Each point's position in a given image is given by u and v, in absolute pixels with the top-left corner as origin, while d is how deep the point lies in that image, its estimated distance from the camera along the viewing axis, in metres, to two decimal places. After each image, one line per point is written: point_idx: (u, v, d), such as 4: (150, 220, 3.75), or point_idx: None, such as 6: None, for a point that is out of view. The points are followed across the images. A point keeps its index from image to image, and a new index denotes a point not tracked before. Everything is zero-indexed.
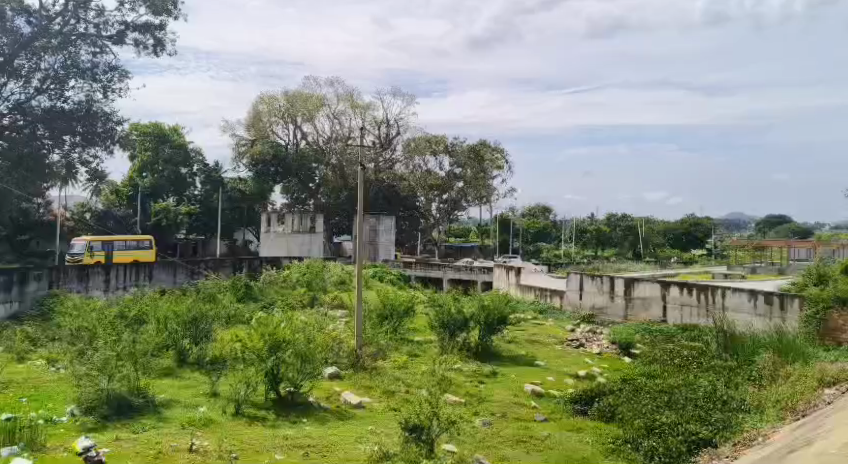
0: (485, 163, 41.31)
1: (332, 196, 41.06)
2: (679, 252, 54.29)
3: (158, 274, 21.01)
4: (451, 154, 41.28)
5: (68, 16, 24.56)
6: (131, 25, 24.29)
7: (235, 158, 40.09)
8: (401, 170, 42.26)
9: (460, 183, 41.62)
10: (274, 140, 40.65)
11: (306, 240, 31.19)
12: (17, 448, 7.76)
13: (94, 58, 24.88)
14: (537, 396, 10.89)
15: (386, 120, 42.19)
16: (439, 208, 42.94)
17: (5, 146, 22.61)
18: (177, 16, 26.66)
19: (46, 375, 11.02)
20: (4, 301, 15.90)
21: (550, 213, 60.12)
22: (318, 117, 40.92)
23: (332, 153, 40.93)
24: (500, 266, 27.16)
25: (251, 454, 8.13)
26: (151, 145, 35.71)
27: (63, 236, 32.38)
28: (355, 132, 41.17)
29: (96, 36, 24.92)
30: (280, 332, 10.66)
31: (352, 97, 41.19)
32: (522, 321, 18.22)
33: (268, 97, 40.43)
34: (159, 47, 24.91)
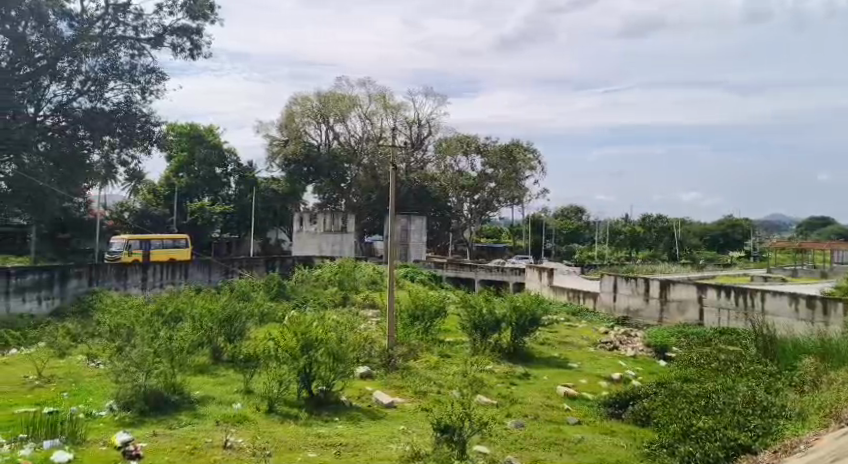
0: (518, 163, 40.83)
1: (363, 196, 41.88)
2: (716, 254, 53.27)
3: (194, 273, 21.42)
4: (483, 154, 41.10)
5: (108, 19, 25.14)
6: (169, 28, 24.81)
7: (268, 158, 40.46)
8: (433, 170, 42.24)
9: (491, 183, 41.44)
10: (306, 139, 41.01)
11: (338, 240, 31.44)
12: (59, 441, 8.00)
13: (133, 60, 25.44)
14: (570, 398, 10.80)
15: (418, 120, 42.27)
16: (470, 209, 43.04)
17: (47, 146, 23.16)
18: (214, 20, 27.12)
19: (86, 370, 11.28)
20: (47, 298, 16.39)
21: (584, 214, 59.68)
22: (350, 118, 41.17)
23: (364, 153, 41.51)
24: (532, 267, 27.04)
25: (285, 452, 8.18)
26: (187, 146, 36.54)
27: (102, 235, 33.16)
28: (387, 132, 41.32)
29: (135, 39, 25.50)
30: (313, 331, 10.78)
31: (384, 97, 41.35)
32: (555, 323, 18.11)
33: (301, 97, 40.73)
34: (196, 50, 25.32)
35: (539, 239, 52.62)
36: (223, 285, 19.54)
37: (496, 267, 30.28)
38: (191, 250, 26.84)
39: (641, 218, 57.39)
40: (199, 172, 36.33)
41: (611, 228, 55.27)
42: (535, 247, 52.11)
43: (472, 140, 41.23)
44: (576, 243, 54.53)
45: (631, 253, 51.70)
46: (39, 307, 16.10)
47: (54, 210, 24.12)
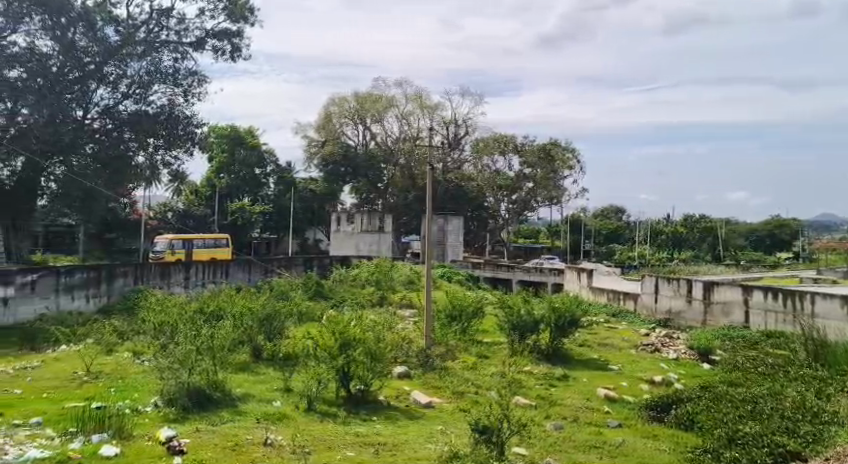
0: (556, 163, 40.52)
1: (400, 196, 41.32)
2: (763, 255, 51.89)
3: (234, 272, 21.80)
4: (520, 154, 40.82)
5: (152, 24, 25.80)
6: (210, 31, 25.30)
7: (306, 159, 41.05)
8: (469, 170, 42.05)
9: (529, 183, 41.12)
10: (344, 140, 41.36)
11: (375, 240, 31.68)
12: (107, 435, 8.22)
13: (176, 64, 26.01)
14: (611, 401, 10.65)
15: (455, 119, 42.22)
16: (508, 209, 42.86)
17: (95, 148, 23.83)
18: (254, 22, 27.54)
19: (132, 367, 11.56)
20: (94, 296, 16.84)
21: (624, 214, 59.40)
22: (387, 118, 41.33)
23: (400, 153, 41.05)
24: (570, 268, 26.71)
25: (324, 451, 8.24)
26: (227, 148, 36.98)
27: (146, 234, 34.05)
28: (423, 132, 41.31)
29: (178, 43, 26.08)
30: (351, 331, 10.89)
31: (420, 98, 41.37)
32: (595, 324, 17.91)
33: (338, 98, 40.88)
34: (236, 53, 25.75)
35: (577, 239, 52.02)
36: (263, 284, 19.83)
37: (534, 268, 30.00)
38: (231, 249, 27.35)
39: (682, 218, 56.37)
40: (240, 172, 37.06)
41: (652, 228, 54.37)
42: (574, 248, 51.59)
43: (509, 140, 40.97)
44: (615, 243, 53.81)
45: (672, 253, 50.62)
46: (87, 305, 16.57)
47: (100, 210, 24.80)
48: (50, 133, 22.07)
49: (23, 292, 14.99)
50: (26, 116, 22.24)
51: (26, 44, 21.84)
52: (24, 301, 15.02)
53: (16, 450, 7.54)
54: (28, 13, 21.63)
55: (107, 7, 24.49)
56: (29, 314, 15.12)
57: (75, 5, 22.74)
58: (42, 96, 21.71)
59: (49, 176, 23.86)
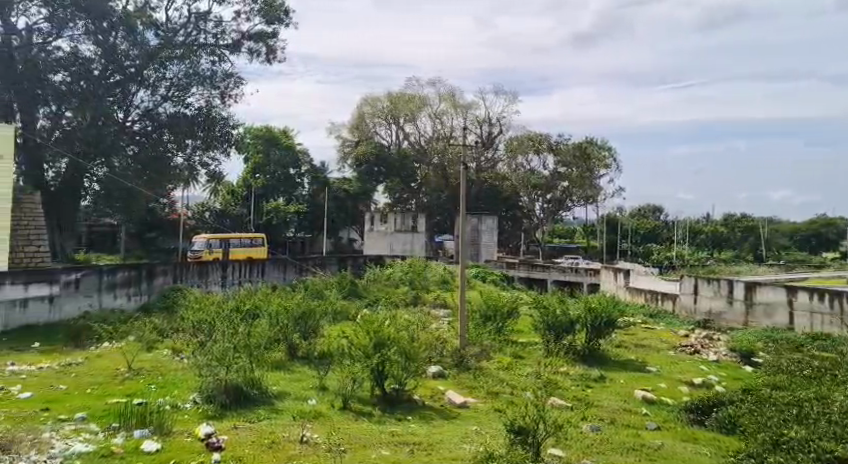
0: (591, 162, 40.07)
1: (433, 196, 41.41)
2: (808, 255, 50.54)
3: (270, 271, 22.08)
4: (555, 152, 40.39)
5: (190, 27, 26.32)
6: (246, 34, 25.63)
7: (340, 159, 41.31)
8: (503, 170, 41.74)
9: (564, 182, 40.74)
10: (377, 140, 41.59)
11: (409, 239, 31.93)
12: (148, 431, 8.39)
13: (213, 66, 26.46)
14: (648, 403, 10.51)
15: (488, 119, 41.95)
16: (542, 209, 42.66)
17: (135, 150, 24.52)
18: (289, 24, 27.82)
19: (172, 364, 11.81)
20: (135, 294, 17.23)
21: (661, 213, 58.95)
22: (420, 118, 41.35)
23: (434, 152, 41.00)
24: (607, 268, 26.37)
25: (359, 449, 8.28)
26: (262, 149, 37.43)
27: (184, 234, 34.73)
28: (457, 132, 41.11)
29: (215, 45, 26.53)
30: (385, 331, 10.94)
31: (453, 97, 41.29)
32: (632, 325, 17.69)
33: (371, 98, 41.22)
34: (271, 54, 26.07)
35: (613, 239, 51.28)
36: (299, 283, 20.07)
37: (569, 268, 29.67)
38: (267, 248, 27.75)
39: (722, 218, 55.37)
40: (274, 173, 37.49)
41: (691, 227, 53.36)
42: (609, 248, 50.85)
43: (543, 139, 40.66)
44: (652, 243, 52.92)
45: (711, 253, 49.57)
46: (128, 303, 16.93)
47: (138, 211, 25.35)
48: (93, 135, 22.61)
49: (68, 290, 15.37)
50: (69, 119, 22.97)
51: (70, 49, 22.58)
52: (69, 299, 15.43)
53: (62, 444, 7.73)
54: (72, 19, 22.52)
55: (147, 11, 25.00)
56: (74, 312, 15.54)
57: (117, 11, 23.34)
58: (84, 99, 22.56)
59: (92, 177, 24.47)
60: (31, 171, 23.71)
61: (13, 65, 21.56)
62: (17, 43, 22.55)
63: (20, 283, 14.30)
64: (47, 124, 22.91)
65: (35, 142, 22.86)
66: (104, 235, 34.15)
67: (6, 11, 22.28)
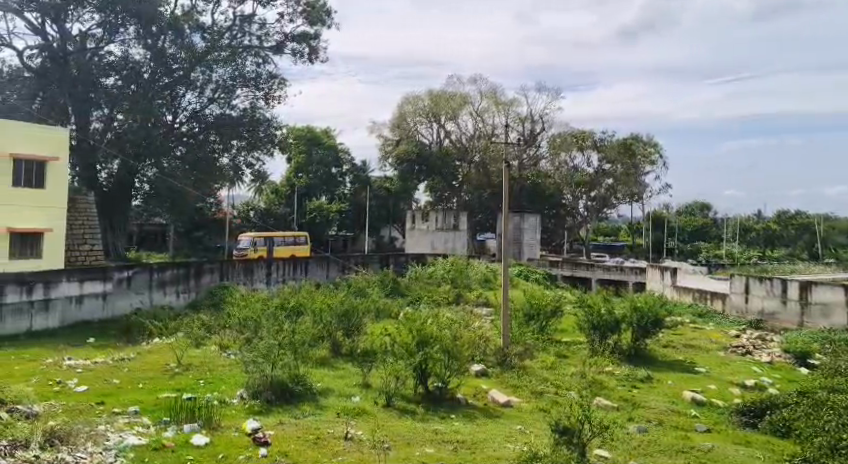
0: (637, 158, 39.69)
1: (475, 194, 41.12)
2: None
3: (313, 269, 22.38)
4: (598, 149, 39.89)
5: (235, 30, 26.93)
6: (289, 35, 25.97)
7: (381, 158, 41.35)
8: (546, 167, 41.57)
9: (608, 180, 40.14)
10: (418, 139, 41.17)
11: (450, 237, 31.90)
12: (198, 425, 8.58)
13: (258, 68, 26.90)
14: (697, 404, 10.28)
15: (530, 116, 41.28)
16: (586, 207, 42.01)
17: (183, 151, 25.02)
18: (330, 25, 28.11)
19: (220, 360, 12.05)
20: (184, 292, 17.65)
21: (709, 210, 57.91)
22: (462, 116, 40.86)
23: (475, 151, 40.65)
24: (653, 266, 25.87)
25: (403, 447, 8.30)
26: (304, 148, 38.09)
27: (230, 232, 35.53)
28: (499, 129, 40.65)
29: (259, 48, 27.02)
30: (427, 329, 11.00)
31: (495, 95, 40.52)
32: (679, 325, 17.31)
33: (412, 97, 40.84)
34: (314, 55, 26.34)
35: (660, 238, 48.93)
36: (342, 281, 20.29)
37: (614, 266, 28.95)
38: (309, 246, 28.06)
39: (775, 215, 53.70)
40: (316, 172, 37.93)
41: (740, 225, 51.77)
42: (656, 247, 48.27)
43: (586, 136, 40.06)
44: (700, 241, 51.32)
45: (761, 252, 47.94)
46: (176, 300, 17.36)
47: (184, 210, 25.92)
48: (142, 137, 23.10)
49: (120, 287, 15.85)
50: (120, 121, 23.64)
51: (122, 53, 23.31)
52: (121, 296, 15.91)
53: (117, 436, 7.95)
54: (123, 24, 23.37)
55: (194, 15, 25.60)
56: (126, 308, 16.01)
57: (165, 15, 23.98)
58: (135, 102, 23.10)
59: (142, 177, 25.18)
60: (85, 171, 24.51)
61: (68, 70, 22.55)
62: (72, 48, 23.42)
63: (75, 281, 14.78)
64: (100, 126, 23.97)
65: (88, 144, 23.63)
66: (153, 234, 35.26)
67: (61, 18, 23.16)
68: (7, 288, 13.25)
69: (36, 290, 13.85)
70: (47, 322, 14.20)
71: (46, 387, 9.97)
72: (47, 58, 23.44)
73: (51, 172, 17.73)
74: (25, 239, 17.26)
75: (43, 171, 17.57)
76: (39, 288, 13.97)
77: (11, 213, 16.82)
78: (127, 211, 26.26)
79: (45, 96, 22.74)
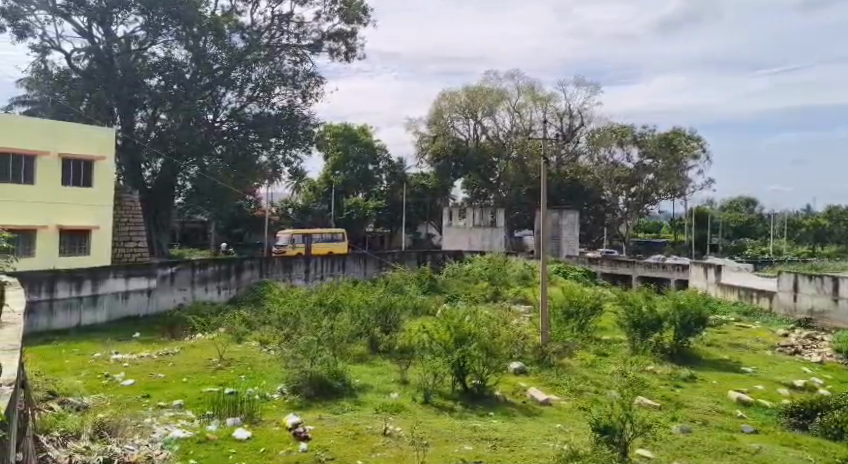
0: (680, 153, 39.54)
1: (512, 191, 39.76)
2: None
3: (350, 266, 22.61)
4: (639, 144, 39.72)
5: (274, 29, 27.29)
6: (326, 34, 26.15)
7: (418, 154, 41.38)
8: (585, 163, 41.00)
9: (649, 175, 40.03)
10: (455, 135, 40.95)
11: (487, 235, 31.67)
12: (240, 419, 8.72)
13: (295, 66, 27.20)
14: (744, 404, 10.03)
15: (570, 111, 40.61)
16: (627, 203, 41.47)
17: (223, 149, 25.42)
18: (367, 23, 28.23)
19: (261, 356, 12.26)
20: (225, 288, 18.02)
21: (755, 206, 56.66)
22: (499, 112, 40.37)
23: (513, 147, 40.00)
24: (697, 264, 25.30)
25: (442, 444, 8.29)
26: (342, 146, 38.48)
27: (269, 229, 36.16)
28: (537, 125, 40.18)
29: (296, 47, 27.34)
30: (464, 326, 10.95)
31: (532, 90, 40.09)
32: (725, 324, 16.94)
33: (449, 93, 40.49)
34: (350, 52, 26.50)
35: (703, 234, 47.28)
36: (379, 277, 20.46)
37: (656, 263, 28.38)
38: (347, 243, 28.28)
39: (826, 209, 52.04)
40: (354, 169, 38.28)
41: (787, 222, 50.26)
42: (699, 244, 46.90)
43: (626, 132, 39.99)
44: (745, 238, 49.97)
45: (809, 248, 46.40)
46: (218, 296, 17.75)
47: (223, 207, 26.39)
48: (186, 136, 23.82)
49: (163, 283, 16.23)
50: (164, 121, 24.36)
51: (164, 54, 23.85)
52: (165, 292, 16.28)
53: (162, 429, 8.13)
54: (166, 26, 23.88)
55: (233, 16, 26.02)
56: (170, 304, 16.40)
57: (206, 17, 24.40)
58: (177, 102, 23.60)
59: (184, 176, 25.73)
60: (130, 171, 25.18)
61: (114, 72, 23.16)
62: (117, 50, 24.05)
63: (122, 277, 15.17)
64: (144, 125, 24.59)
65: (133, 144, 24.35)
66: (196, 230, 36.06)
67: (107, 21, 23.78)
68: (58, 284, 13.60)
69: (84, 286, 14.24)
70: (96, 317, 14.60)
71: (95, 380, 10.27)
72: (93, 60, 24.11)
73: (98, 171, 18.23)
74: (73, 238, 17.83)
75: (90, 170, 18.07)
76: (87, 284, 14.35)
77: (61, 212, 17.36)
78: (170, 209, 26.88)
79: (92, 97, 23.38)
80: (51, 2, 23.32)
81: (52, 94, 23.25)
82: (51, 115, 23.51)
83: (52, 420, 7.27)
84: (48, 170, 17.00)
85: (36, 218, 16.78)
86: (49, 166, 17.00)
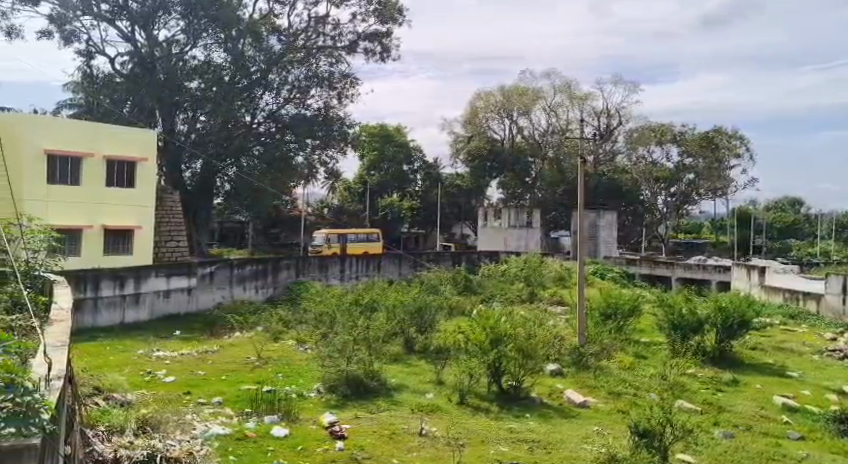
0: (720, 151, 38.66)
1: (549, 191, 39.25)
2: None
3: (385, 265, 22.74)
4: (679, 143, 39.03)
5: (311, 31, 27.58)
6: (362, 34, 26.30)
7: (453, 154, 41.26)
8: (623, 163, 40.46)
9: (689, 175, 39.32)
10: (490, 135, 40.69)
11: (522, 235, 31.58)
12: (277, 417, 8.83)
13: (331, 68, 27.43)
14: (790, 410, 9.77)
15: (607, 110, 39.94)
16: (665, 203, 40.80)
17: (259, 150, 25.75)
18: (402, 23, 28.27)
19: (298, 355, 12.42)
20: (262, 287, 18.37)
21: (801, 206, 55.08)
22: (535, 111, 39.99)
23: (549, 146, 39.66)
24: (740, 265, 24.75)
25: (478, 444, 8.26)
26: (377, 146, 38.80)
27: (305, 229, 36.55)
28: (574, 124, 39.61)
29: (332, 48, 27.59)
30: (501, 327, 10.87)
31: (569, 88, 39.68)
32: (771, 327, 16.53)
33: (484, 93, 40.41)
34: (385, 53, 26.60)
35: (746, 235, 46.13)
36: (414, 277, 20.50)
37: (696, 265, 27.85)
38: (381, 243, 28.36)
39: None
40: (388, 169, 38.62)
41: (835, 222, 48.72)
42: (741, 246, 45.73)
43: (665, 130, 39.32)
44: (790, 239, 48.59)
45: None
46: (256, 295, 18.10)
47: (259, 207, 26.77)
48: (225, 137, 24.76)
49: (203, 282, 16.56)
50: (203, 123, 24.77)
51: (204, 57, 24.26)
52: (204, 291, 16.60)
53: (203, 426, 8.28)
54: (205, 30, 24.31)
55: (271, 18, 26.41)
56: (209, 302, 16.73)
57: (244, 20, 24.80)
58: (217, 104, 24.04)
59: (223, 177, 26.21)
60: (171, 172, 25.71)
61: (156, 75, 23.65)
62: (159, 54, 24.57)
63: (163, 276, 15.49)
64: (184, 127, 25.08)
65: (174, 145, 24.88)
66: (233, 230, 36.67)
67: (150, 25, 24.28)
68: (102, 282, 13.93)
69: (127, 284, 14.56)
70: (138, 315, 14.93)
71: (138, 376, 10.51)
72: (136, 63, 24.67)
73: (141, 172, 18.66)
74: (117, 238, 18.31)
75: (134, 172, 18.50)
76: (130, 283, 14.69)
77: (106, 213, 17.83)
78: (208, 209, 27.35)
79: (136, 100, 23.97)
80: (96, 8, 23.92)
81: (97, 98, 23.90)
82: (96, 118, 24.21)
83: (98, 415, 7.46)
84: (94, 171, 17.46)
85: (82, 218, 17.26)
86: (94, 167, 17.46)
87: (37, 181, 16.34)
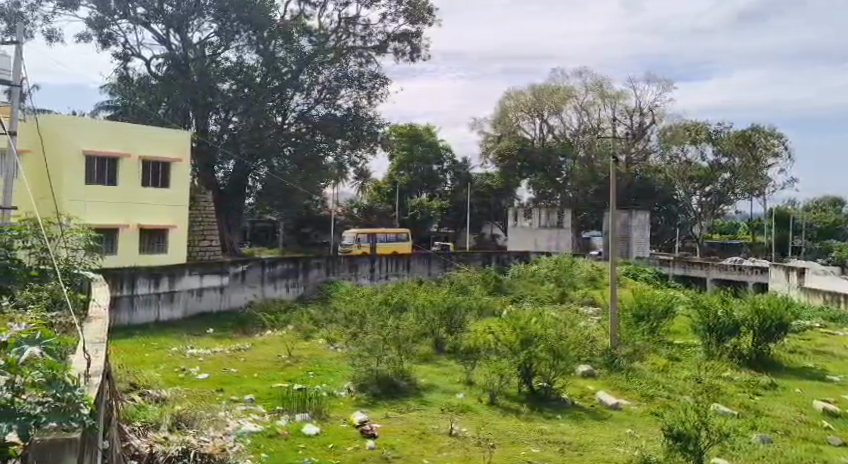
0: (758, 149, 37.45)
1: (579, 191, 38.91)
2: None
3: (415, 265, 22.75)
4: (714, 142, 38.13)
5: (341, 32, 27.78)
6: (392, 34, 26.38)
7: (482, 154, 41.16)
8: (656, 162, 40.01)
9: (725, 174, 38.55)
10: (520, 134, 40.39)
11: (552, 235, 31.50)
12: (308, 415, 8.87)
13: (361, 68, 27.58)
14: (831, 416, 9.49)
15: (640, 109, 39.37)
16: (700, 203, 40.36)
17: (290, 150, 25.97)
18: (432, 22, 28.27)
19: (328, 353, 12.52)
20: (293, 285, 18.55)
21: (842, 206, 53.65)
22: (566, 110, 39.71)
23: (581, 145, 39.18)
24: (779, 266, 24.23)
25: (509, 445, 8.19)
26: (407, 146, 38.96)
27: (335, 229, 36.81)
28: (605, 123, 39.15)
29: (362, 48, 27.75)
30: (531, 327, 10.81)
31: (600, 87, 39.25)
32: (812, 330, 16.16)
33: (514, 92, 40.08)
34: (415, 53, 26.61)
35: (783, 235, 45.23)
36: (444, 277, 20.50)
37: (732, 266, 27.32)
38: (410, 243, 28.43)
39: None
40: (418, 169, 39.05)
41: None
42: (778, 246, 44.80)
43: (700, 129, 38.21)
44: (831, 240, 47.31)
45: None
46: (287, 294, 18.29)
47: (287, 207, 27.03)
48: (257, 137, 24.60)
49: (235, 281, 16.78)
50: (235, 123, 25.00)
51: (237, 59, 24.50)
52: (236, 289, 16.81)
53: (235, 423, 8.35)
54: (237, 31, 24.63)
55: (301, 19, 26.66)
56: (241, 300, 16.94)
57: (275, 21, 25.10)
58: (249, 104, 24.31)
59: (254, 177, 26.51)
60: (204, 173, 26.11)
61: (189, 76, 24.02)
62: (193, 56, 25.02)
63: (196, 274, 15.73)
64: (217, 128, 25.36)
65: (207, 146, 25.21)
66: (265, 230, 37.16)
67: (183, 28, 24.72)
68: (138, 280, 14.20)
69: (162, 282, 14.82)
70: (173, 313, 15.18)
71: (172, 372, 10.68)
72: (171, 66, 25.15)
73: (175, 171, 18.98)
74: (152, 237, 18.66)
75: (168, 171, 18.81)
76: (165, 280, 14.93)
77: (142, 212, 18.18)
78: (238, 209, 27.72)
79: (170, 101, 24.42)
80: (132, 11, 24.43)
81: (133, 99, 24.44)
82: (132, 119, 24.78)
83: (133, 411, 7.57)
84: (130, 170, 17.80)
85: (119, 217, 17.62)
86: (131, 167, 17.80)
87: (76, 180, 16.74)
